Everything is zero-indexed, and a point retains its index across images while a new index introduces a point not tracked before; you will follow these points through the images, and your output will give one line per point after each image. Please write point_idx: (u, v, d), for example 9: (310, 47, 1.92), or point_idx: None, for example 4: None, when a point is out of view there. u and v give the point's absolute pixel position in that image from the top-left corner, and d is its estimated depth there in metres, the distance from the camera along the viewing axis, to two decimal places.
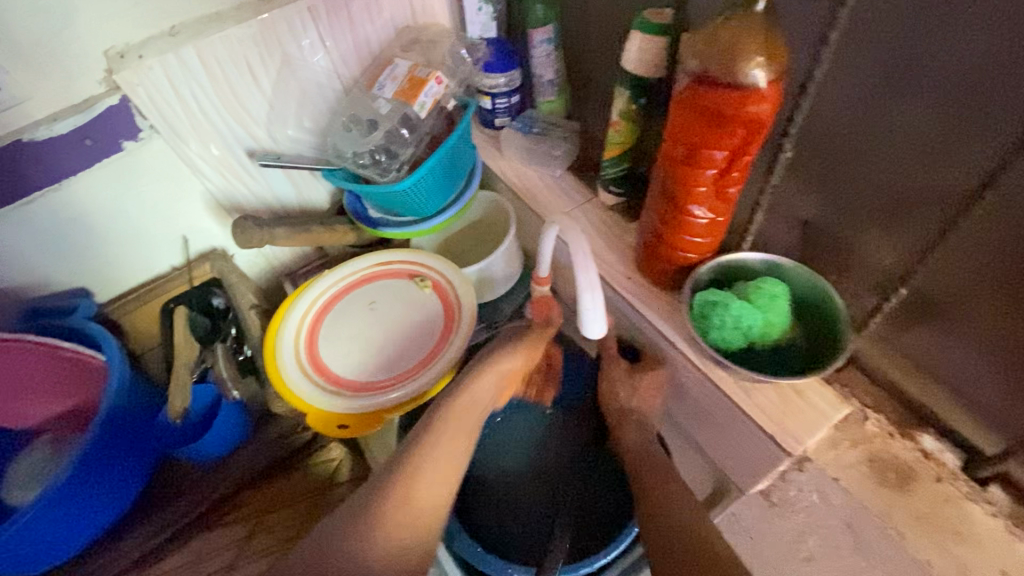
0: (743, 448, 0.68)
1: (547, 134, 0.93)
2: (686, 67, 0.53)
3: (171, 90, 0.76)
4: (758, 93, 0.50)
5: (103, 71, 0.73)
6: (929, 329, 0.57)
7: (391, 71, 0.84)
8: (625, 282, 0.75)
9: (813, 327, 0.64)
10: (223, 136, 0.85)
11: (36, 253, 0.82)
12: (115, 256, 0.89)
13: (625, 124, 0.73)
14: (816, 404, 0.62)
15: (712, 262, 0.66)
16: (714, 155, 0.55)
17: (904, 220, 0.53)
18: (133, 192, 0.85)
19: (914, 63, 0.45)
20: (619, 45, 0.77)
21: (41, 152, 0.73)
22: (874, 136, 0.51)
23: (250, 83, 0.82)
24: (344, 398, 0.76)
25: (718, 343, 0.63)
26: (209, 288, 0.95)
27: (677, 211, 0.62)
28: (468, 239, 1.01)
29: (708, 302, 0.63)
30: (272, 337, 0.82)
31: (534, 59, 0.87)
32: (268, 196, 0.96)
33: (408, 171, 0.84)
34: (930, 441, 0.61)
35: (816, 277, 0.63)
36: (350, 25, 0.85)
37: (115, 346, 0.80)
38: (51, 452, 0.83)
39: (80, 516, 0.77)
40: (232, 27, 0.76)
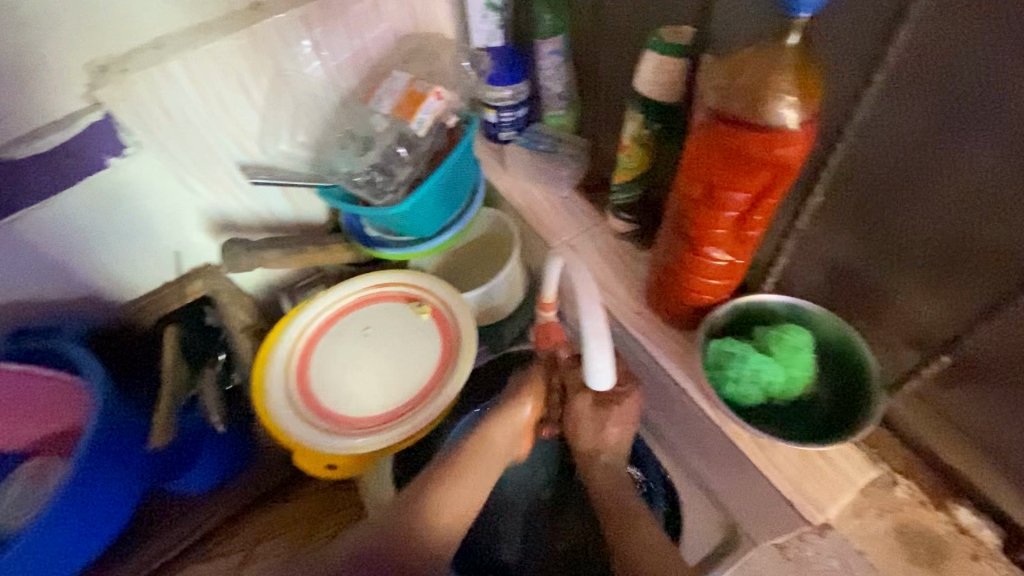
0: (758, 503, 0.63)
1: (555, 150, 0.87)
2: (705, 100, 0.48)
3: (157, 105, 0.72)
4: (788, 135, 0.44)
5: (84, 86, 0.70)
6: (973, 392, 0.51)
7: (389, 84, 0.80)
8: (635, 319, 0.70)
9: (839, 378, 0.59)
10: (214, 151, 0.81)
11: (23, 272, 0.79)
12: (106, 274, 0.86)
13: (638, 148, 0.67)
14: (840, 466, 0.57)
15: (729, 305, 0.61)
16: (735, 197, 0.50)
17: (953, 276, 0.47)
18: (121, 210, 0.81)
19: (978, 106, 0.39)
20: (633, 60, 0.71)
21: (24, 170, 0.70)
22: (923, 183, 0.45)
23: (241, 96, 0.77)
24: (335, 435, 0.73)
25: (733, 397, 0.58)
26: (201, 307, 0.92)
27: (692, 252, 0.57)
28: (469, 257, 0.96)
29: (724, 352, 0.57)
30: (262, 366, 0.78)
31: (542, 72, 0.81)
32: (263, 211, 0.92)
33: (405, 193, 0.79)
34: (966, 514, 0.55)
35: (843, 325, 0.57)
36: (347, 35, 0.80)
37: (99, 370, 0.77)
38: (34, 478, 0.81)
39: (66, 550, 0.75)
40: (221, 39, 0.71)
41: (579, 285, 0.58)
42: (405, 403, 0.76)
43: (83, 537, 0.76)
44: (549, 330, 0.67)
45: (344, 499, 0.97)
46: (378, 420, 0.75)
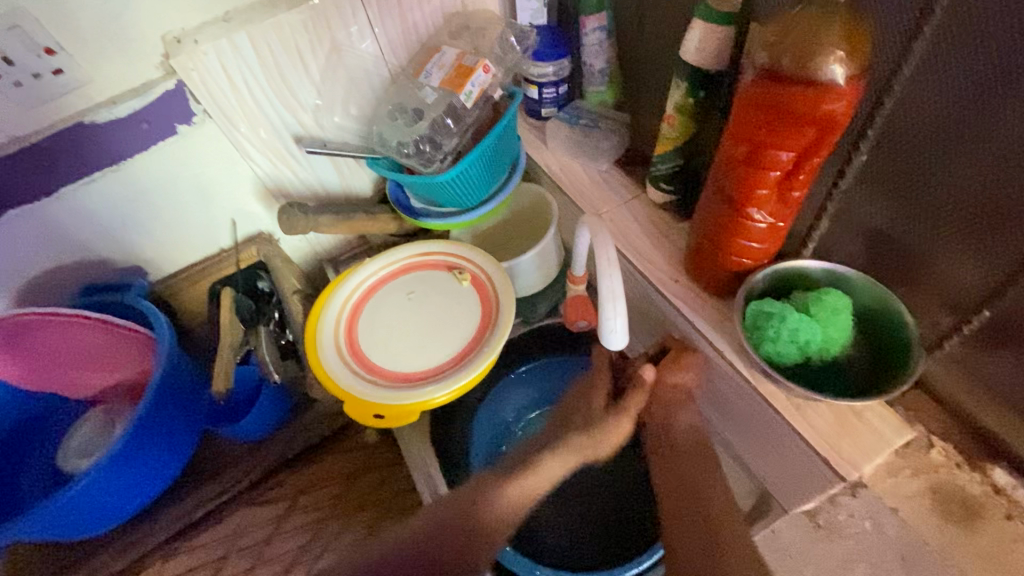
0: (789, 466, 0.65)
1: (595, 126, 0.90)
2: (754, 60, 0.50)
3: (224, 75, 0.77)
4: (836, 90, 0.46)
5: (160, 55, 0.75)
6: (1012, 356, 0.52)
7: (438, 59, 0.83)
8: (672, 285, 0.72)
9: (880, 344, 0.60)
10: (272, 121, 0.86)
11: (97, 230, 0.85)
12: (169, 237, 0.92)
13: (680, 118, 0.69)
14: (876, 428, 0.58)
15: (769, 270, 0.62)
16: (780, 155, 0.51)
17: (993, 235, 0.48)
18: (185, 175, 0.87)
19: (1023, 60, 0.40)
20: (676, 34, 0.73)
21: (102, 134, 0.76)
22: (965, 142, 0.46)
23: (300, 69, 0.82)
24: (381, 388, 0.77)
25: (771, 357, 0.59)
26: (256, 271, 0.98)
27: (734, 214, 0.58)
28: (509, 230, 0.99)
29: (762, 313, 0.59)
30: (312, 324, 0.83)
31: (585, 48, 0.83)
32: (313, 182, 0.96)
33: (451, 163, 0.83)
34: (1001, 475, 0.58)
35: (884, 289, 0.58)
36: (399, 12, 0.84)
37: (165, 324, 0.82)
38: (103, 422, 0.89)
39: (132, 486, 0.81)
40: (285, 13, 0.75)
41: (601, 251, 0.62)
42: (446, 362, 0.79)
43: (146, 476, 0.82)
44: (578, 303, 0.73)
45: (382, 463, 0.99)
46: (421, 376, 0.78)
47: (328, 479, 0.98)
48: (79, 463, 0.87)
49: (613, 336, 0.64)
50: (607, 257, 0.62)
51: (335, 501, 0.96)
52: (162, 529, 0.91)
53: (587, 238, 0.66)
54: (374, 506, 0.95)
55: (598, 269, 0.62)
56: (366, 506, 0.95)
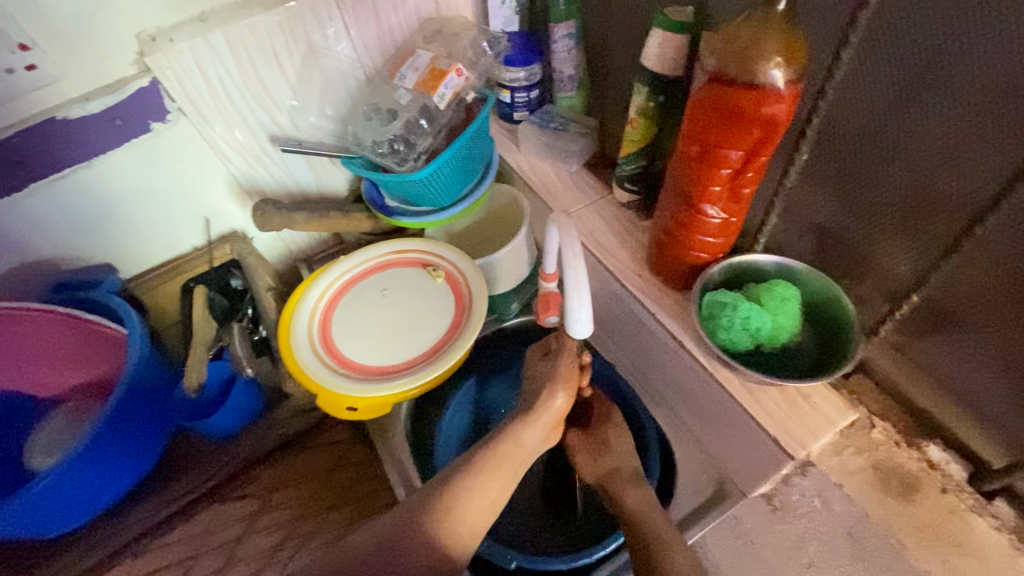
0: (744, 449, 0.68)
1: (565, 129, 0.93)
2: (705, 65, 0.54)
3: (199, 73, 0.78)
4: (777, 94, 0.50)
5: (134, 53, 0.76)
6: (940, 339, 0.56)
7: (413, 62, 0.86)
8: (636, 280, 0.75)
9: (827, 332, 0.64)
10: (247, 120, 0.87)
11: (68, 227, 0.85)
12: (140, 234, 0.92)
13: (643, 121, 0.73)
14: (822, 410, 0.62)
15: (723, 263, 0.66)
16: (729, 154, 0.55)
17: (919, 225, 0.52)
18: (158, 173, 0.87)
19: (936, 65, 0.45)
20: (638, 40, 0.77)
21: (74, 130, 0.76)
22: (892, 141, 0.51)
23: (276, 70, 0.84)
24: (355, 380, 0.78)
25: (726, 344, 0.63)
26: (228, 269, 0.94)
27: (690, 209, 0.62)
28: (481, 232, 1.02)
29: (718, 303, 0.63)
30: (287, 319, 0.84)
31: (555, 55, 0.87)
32: (289, 181, 0.98)
33: (425, 162, 0.85)
34: (936, 451, 0.64)
35: (829, 280, 0.63)
36: (374, 15, 0.86)
37: (137, 319, 0.82)
38: (72, 419, 0.89)
39: (100, 482, 0.81)
40: (260, 15, 0.77)
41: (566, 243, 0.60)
42: (420, 355, 0.81)
43: (115, 470, 0.82)
44: (548, 299, 0.73)
45: (354, 460, 1.00)
46: (395, 369, 0.80)
47: (301, 475, 0.98)
48: (46, 460, 0.86)
49: (580, 325, 0.63)
50: (571, 249, 0.60)
51: (309, 498, 0.96)
52: (131, 529, 0.90)
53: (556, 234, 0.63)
54: (349, 503, 0.95)
55: (565, 262, 0.59)
56: (340, 504, 0.95)
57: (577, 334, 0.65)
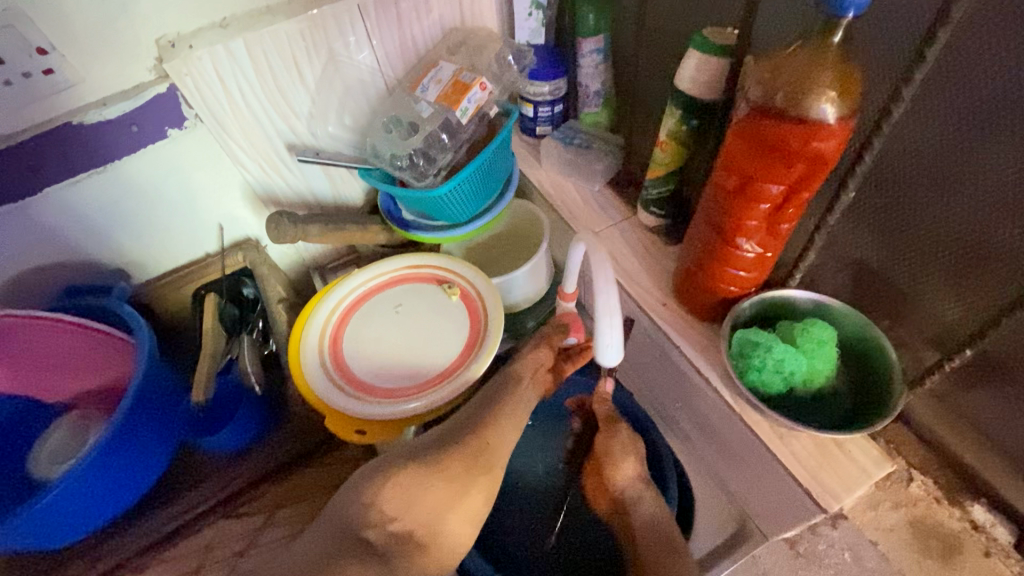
0: (770, 494, 0.65)
1: (588, 147, 0.90)
2: (748, 95, 0.51)
3: (219, 81, 0.77)
4: (825, 130, 0.47)
5: (153, 58, 0.74)
6: (990, 393, 0.53)
7: (435, 74, 0.83)
8: (660, 309, 0.72)
9: (863, 376, 0.61)
10: (266, 128, 0.86)
11: (81, 232, 0.84)
12: (153, 240, 0.91)
13: (674, 145, 0.70)
14: (857, 460, 0.59)
15: (755, 298, 0.63)
16: (769, 189, 0.52)
17: (977, 273, 0.49)
18: (173, 179, 0.86)
19: (1008, 108, 0.41)
20: (670, 59, 0.74)
21: (90, 135, 0.75)
22: (952, 183, 0.47)
23: (296, 78, 0.82)
24: (364, 403, 0.76)
25: (756, 385, 0.60)
26: (241, 277, 0.98)
27: (723, 243, 0.59)
28: (499, 247, 0.99)
29: (749, 341, 0.60)
30: (298, 334, 0.82)
31: (582, 69, 0.84)
32: (305, 190, 0.96)
33: (445, 178, 0.83)
34: (979, 512, 0.61)
35: (867, 321, 0.59)
36: (397, 25, 0.84)
37: (146, 330, 0.80)
38: (78, 427, 0.88)
39: (105, 494, 0.79)
40: (282, 22, 0.76)
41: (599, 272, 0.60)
42: (432, 379, 0.78)
43: (121, 483, 0.80)
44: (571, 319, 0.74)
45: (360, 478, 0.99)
46: (406, 393, 0.77)
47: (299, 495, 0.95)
48: (51, 469, 0.85)
49: (608, 357, 0.64)
50: (603, 277, 0.61)
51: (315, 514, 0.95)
52: (134, 542, 0.89)
53: (581, 253, 0.64)
54: None
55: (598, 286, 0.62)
56: None
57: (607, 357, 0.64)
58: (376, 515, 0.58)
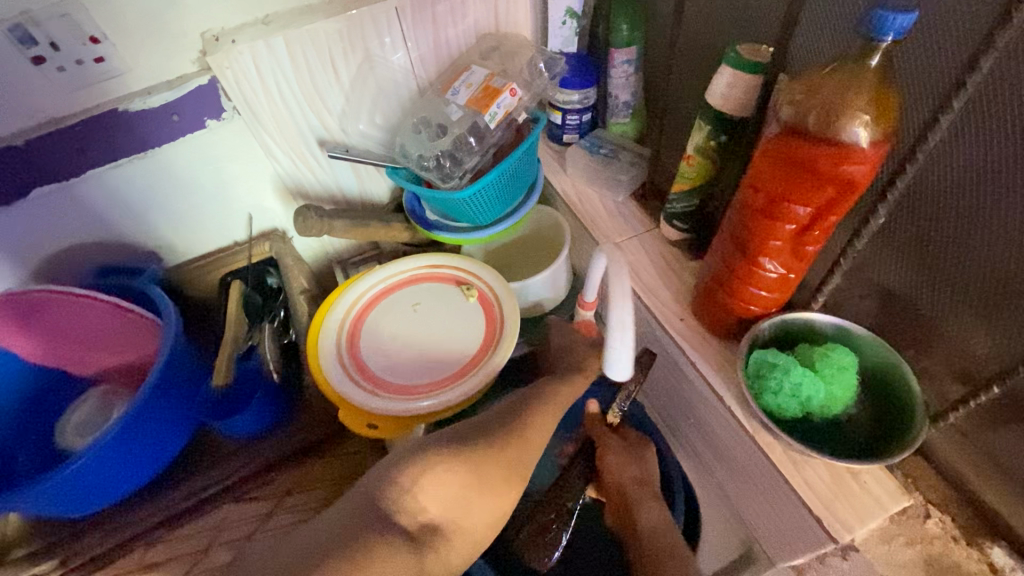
0: (780, 520, 0.64)
1: (614, 157, 0.91)
2: (780, 114, 0.51)
3: (258, 75, 0.79)
4: (857, 153, 0.46)
5: (197, 51, 0.77)
6: (1016, 433, 0.51)
7: (467, 78, 0.84)
8: (677, 324, 0.71)
9: (883, 406, 0.59)
10: (299, 123, 0.88)
11: (118, 215, 0.87)
12: (185, 226, 0.94)
13: (700, 160, 0.69)
14: (872, 491, 0.57)
15: (774, 319, 0.62)
16: (797, 210, 0.51)
17: (1008, 309, 0.48)
18: (209, 168, 0.88)
19: None
20: (703, 73, 0.74)
21: (133, 121, 0.78)
22: (986, 215, 0.46)
23: (331, 76, 0.84)
24: (376, 397, 0.77)
25: (771, 408, 0.59)
26: (266, 267, 1.00)
27: (746, 261, 0.58)
28: (520, 252, 0.99)
29: (766, 362, 0.59)
30: (318, 327, 0.84)
31: (612, 79, 0.85)
32: (333, 185, 0.98)
33: (470, 180, 0.83)
34: (999, 555, 0.57)
35: (890, 350, 0.58)
36: (433, 28, 0.86)
37: (173, 310, 0.83)
38: (104, 401, 0.91)
39: (122, 468, 0.81)
40: (321, 21, 0.78)
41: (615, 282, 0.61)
42: (445, 379, 0.79)
43: (139, 458, 0.83)
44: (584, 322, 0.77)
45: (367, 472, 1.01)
46: (419, 392, 0.78)
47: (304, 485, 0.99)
48: (76, 440, 0.89)
49: (617, 365, 0.64)
50: (620, 288, 0.62)
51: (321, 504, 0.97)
52: (144, 519, 0.90)
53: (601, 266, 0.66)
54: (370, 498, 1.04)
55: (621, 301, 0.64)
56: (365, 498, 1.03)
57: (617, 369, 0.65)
58: (409, 505, 0.57)
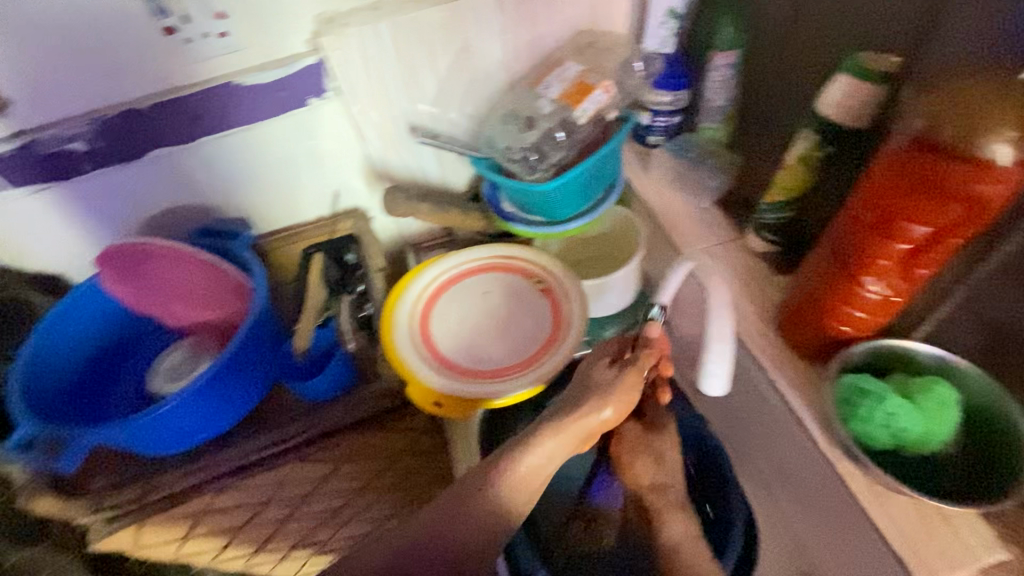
0: (853, 554, 0.60)
1: (702, 162, 0.89)
2: (907, 127, 0.48)
3: (362, 58, 0.83)
4: (998, 171, 0.43)
5: (309, 32, 0.81)
6: None
7: (560, 73, 0.85)
8: (758, 338, 0.69)
9: (983, 446, 0.55)
10: (393, 107, 0.91)
11: (221, 181, 0.93)
12: (277, 197, 0.99)
13: (801, 169, 0.67)
14: (963, 536, 0.54)
15: (867, 345, 0.59)
16: (916, 230, 0.49)
17: None
18: (304, 144, 0.93)
19: None
20: (813, 81, 0.71)
21: (245, 94, 0.84)
22: None
23: (428, 63, 0.87)
24: (445, 376, 0.80)
25: (859, 436, 0.56)
26: (345, 243, 1.00)
27: (847, 279, 0.56)
28: (591, 251, 0.98)
29: (857, 389, 0.56)
30: (390, 305, 0.86)
31: (709, 81, 0.83)
32: (416, 170, 1.01)
33: (554, 174, 0.83)
34: None
35: (999, 386, 0.54)
36: (530, 23, 0.87)
37: (260, 274, 0.88)
38: (189, 352, 0.93)
39: (204, 416, 0.85)
40: (425, 11, 0.81)
41: (715, 291, 0.63)
42: (511, 366, 0.81)
43: (220, 407, 0.86)
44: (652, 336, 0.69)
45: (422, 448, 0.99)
46: (485, 374, 0.81)
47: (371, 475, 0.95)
48: (166, 384, 0.91)
49: (714, 381, 0.62)
50: (717, 295, 0.63)
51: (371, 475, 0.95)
52: (213, 471, 0.90)
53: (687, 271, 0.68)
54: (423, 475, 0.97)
55: (711, 312, 0.62)
56: (415, 474, 0.97)
57: (711, 389, 0.62)
58: None
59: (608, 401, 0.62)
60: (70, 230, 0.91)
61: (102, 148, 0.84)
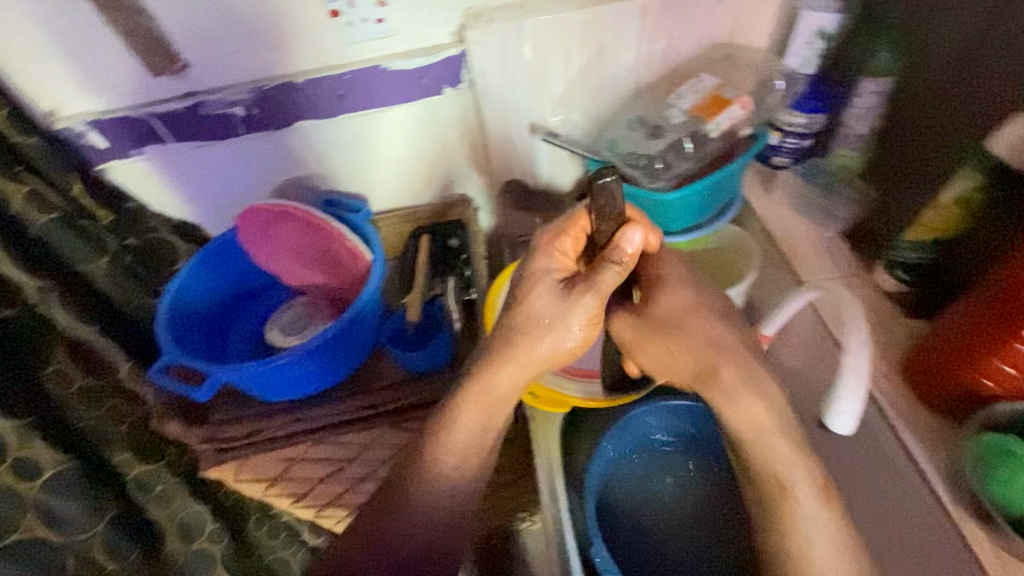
0: None
1: (834, 189, 0.87)
2: None
3: (500, 53, 0.87)
4: None
5: (456, 25, 0.86)
6: None
7: (694, 84, 0.85)
8: (884, 384, 0.70)
9: None
10: (520, 104, 0.94)
11: (350, 157, 1.00)
12: (397, 177, 1.05)
13: (955, 212, 0.64)
14: None
15: (1013, 405, 0.58)
16: None
17: None
18: (431, 130, 0.98)
19: None
20: (987, 123, 0.67)
21: (390, 79, 0.89)
22: None
23: (561, 63, 0.89)
24: (539, 368, 0.81)
25: (998, 499, 0.57)
26: (453, 228, 1.04)
27: (1004, 334, 0.55)
28: (698, 266, 0.90)
29: (996, 450, 0.56)
30: (494, 294, 0.89)
31: (853, 109, 0.82)
32: (528, 165, 1.03)
33: (674, 185, 0.82)
34: None
35: None
36: (669, 32, 0.87)
37: (378, 251, 0.94)
38: (305, 310, 0.99)
39: (312, 373, 0.90)
40: (569, 12, 0.83)
41: (851, 320, 0.65)
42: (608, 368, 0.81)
43: (326, 366, 0.91)
44: None
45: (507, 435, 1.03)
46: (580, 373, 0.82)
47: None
48: (279, 337, 0.96)
49: (842, 420, 0.62)
50: (854, 335, 0.64)
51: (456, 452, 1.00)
52: (307, 423, 0.94)
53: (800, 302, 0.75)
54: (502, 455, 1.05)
55: (846, 347, 0.64)
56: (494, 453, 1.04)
57: (838, 426, 0.63)
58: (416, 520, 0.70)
59: (568, 327, 0.62)
60: (218, 186, 1.00)
61: (258, 114, 0.91)
